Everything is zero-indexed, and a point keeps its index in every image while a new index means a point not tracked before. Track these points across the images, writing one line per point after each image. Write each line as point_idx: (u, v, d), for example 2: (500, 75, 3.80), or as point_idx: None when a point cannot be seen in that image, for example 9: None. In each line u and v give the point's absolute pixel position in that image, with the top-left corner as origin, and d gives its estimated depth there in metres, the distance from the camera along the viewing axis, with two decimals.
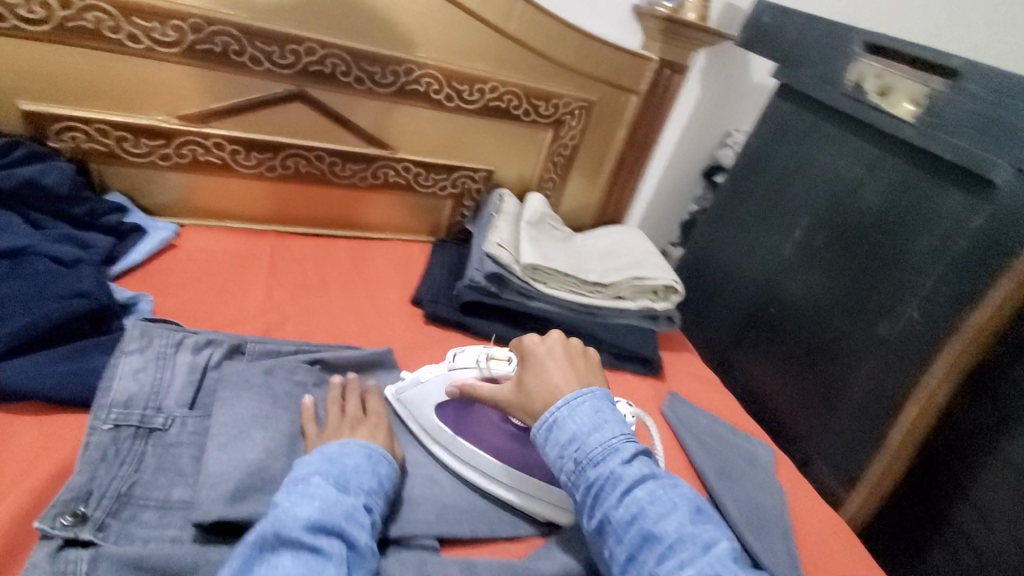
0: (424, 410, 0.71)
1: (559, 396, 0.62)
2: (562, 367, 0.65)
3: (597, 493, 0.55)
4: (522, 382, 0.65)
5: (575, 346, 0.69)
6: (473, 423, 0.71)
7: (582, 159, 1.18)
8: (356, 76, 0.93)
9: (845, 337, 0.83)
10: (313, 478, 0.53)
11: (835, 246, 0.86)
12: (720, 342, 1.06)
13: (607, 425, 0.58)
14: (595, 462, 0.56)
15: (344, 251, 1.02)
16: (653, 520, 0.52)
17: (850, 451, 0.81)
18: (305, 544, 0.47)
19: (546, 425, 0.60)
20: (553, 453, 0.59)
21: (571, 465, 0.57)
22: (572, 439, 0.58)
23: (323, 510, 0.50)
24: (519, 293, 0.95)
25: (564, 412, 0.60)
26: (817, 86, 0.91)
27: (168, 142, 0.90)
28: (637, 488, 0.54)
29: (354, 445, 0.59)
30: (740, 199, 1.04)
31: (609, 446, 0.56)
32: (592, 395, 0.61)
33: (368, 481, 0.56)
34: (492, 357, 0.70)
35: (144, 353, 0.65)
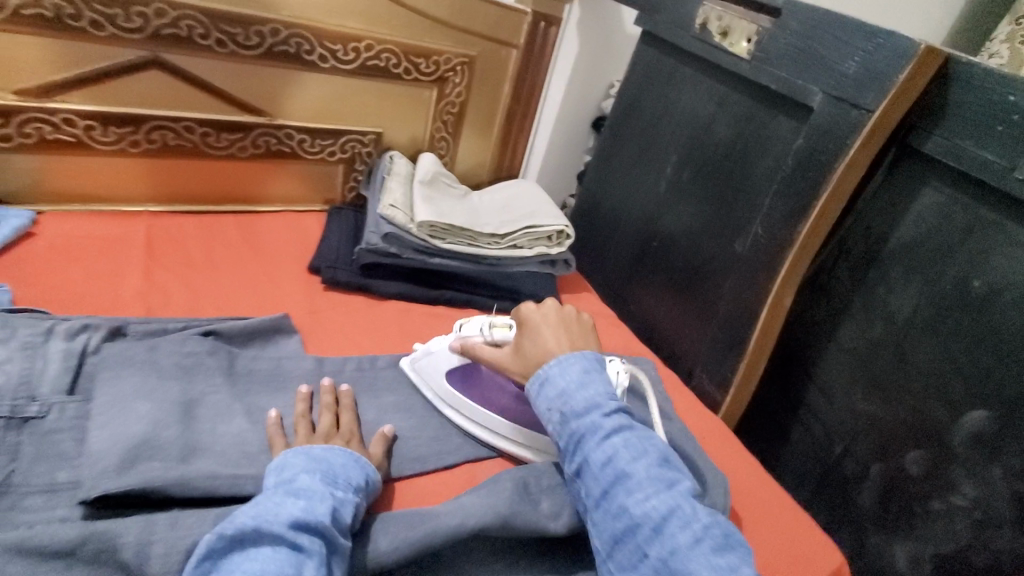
0: (436, 380, 0.76)
1: (550, 358, 0.67)
2: (557, 334, 0.70)
3: (579, 440, 0.60)
4: (520, 345, 0.71)
5: (569, 313, 0.73)
6: (482, 383, 0.76)
7: (472, 117, 1.20)
8: (216, 39, 0.88)
9: (710, 258, 0.93)
10: (300, 474, 0.55)
11: (698, 178, 0.95)
12: (615, 279, 1.14)
13: (592, 385, 0.63)
14: (578, 415, 0.61)
15: (230, 226, 0.99)
16: (622, 466, 0.57)
17: (722, 359, 0.92)
18: (284, 541, 0.47)
19: (539, 381, 0.65)
20: (543, 406, 0.64)
21: (556, 415, 0.62)
22: (561, 394, 0.63)
23: (307, 506, 0.50)
24: (417, 251, 0.97)
25: (553, 370, 0.65)
26: (671, 31, 0.98)
27: (6, 121, 0.81)
28: (613, 436, 0.59)
29: (341, 449, 0.61)
30: (621, 144, 1.11)
31: (591, 402, 0.61)
32: (580, 357, 0.66)
33: (356, 481, 0.57)
34: (494, 324, 0.76)
35: (7, 344, 0.61)
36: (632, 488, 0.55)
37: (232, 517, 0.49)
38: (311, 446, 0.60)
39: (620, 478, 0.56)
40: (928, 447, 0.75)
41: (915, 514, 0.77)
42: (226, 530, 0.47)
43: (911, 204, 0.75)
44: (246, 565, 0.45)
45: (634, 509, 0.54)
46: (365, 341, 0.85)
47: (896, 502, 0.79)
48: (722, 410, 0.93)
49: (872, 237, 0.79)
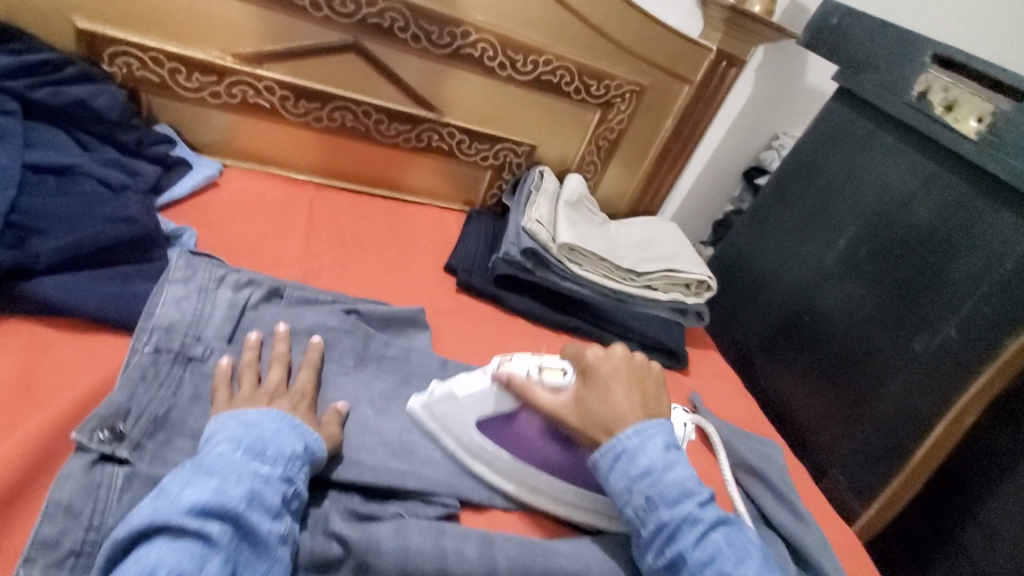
0: (464, 428, 0.62)
1: (623, 425, 0.58)
2: (628, 391, 0.61)
3: (671, 532, 0.51)
4: (585, 399, 0.61)
5: (638, 363, 0.65)
6: (518, 438, 0.63)
7: (626, 146, 1.17)
8: (413, 34, 0.92)
9: (878, 351, 0.83)
10: (220, 444, 0.49)
11: (879, 260, 0.85)
12: (748, 345, 1.05)
13: (678, 465, 0.56)
14: (669, 503, 0.53)
15: (380, 211, 1.02)
16: (726, 567, 0.49)
17: (869, 465, 0.82)
18: (187, 531, 0.42)
19: (613, 454, 0.56)
20: (619, 485, 0.55)
21: (640, 499, 0.54)
22: (644, 473, 0.54)
23: (216, 488, 0.45)
24: (552, 272, 0.95)
25: (632, 442, 0.56)
26: (878, 94, 0.89)
27: (219, 80, 0.89)
28: (711, 529, 0.52)
29: (280, 415, 0.54)
30: (785, 204, 1.03)
31: (684, 486, 0.54)
32: (662, 428, 0.58)
33: (287, 451, 0.51)
34: (545, 367, 0.63)
35: (187, 284, 0.65)
36: None
37: (134, 511, 0.43)
38: (248, 408, 0.54)
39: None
40: None
41: None
42: (123, 528, 0.42)
43: None
44: (139, 563, 0.40)
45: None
46: (488, 353, 0.83)
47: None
48: (861, 523, 0.82)
49: None
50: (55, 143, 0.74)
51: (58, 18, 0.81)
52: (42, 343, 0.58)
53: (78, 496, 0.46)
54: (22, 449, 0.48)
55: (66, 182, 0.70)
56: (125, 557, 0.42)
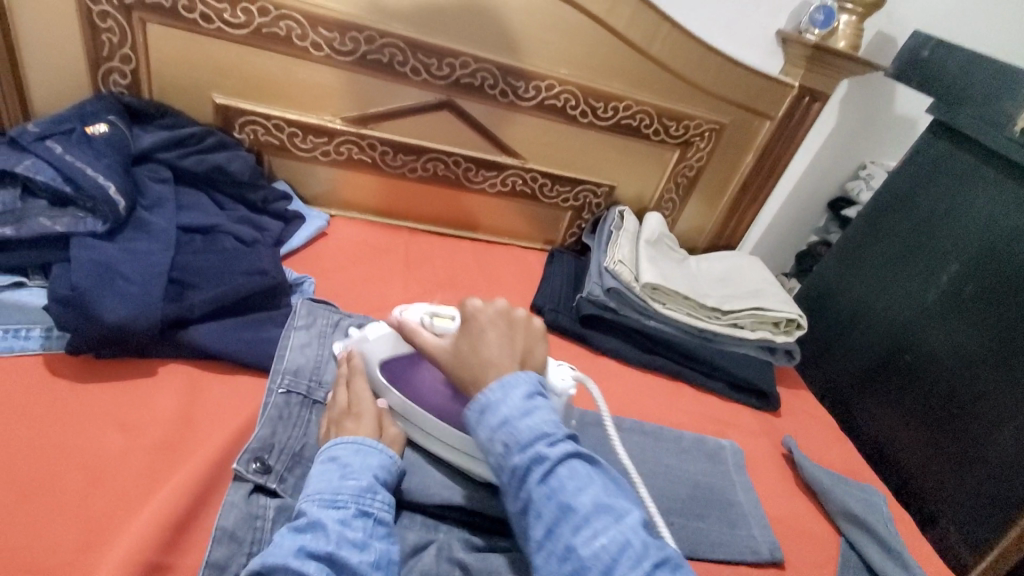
0: (371, 370, 0.66)
1: (493, 379, 0.55)
2: (502, 340, 0.58)
3: (523, 474, 0.49)
4: (458, 345, 0.59)
5: (522, 318, 0.61)
6: (417, 378, 0.66)
7: (705, 182, 1.17)
8: (501, 89, 0.99)
9: (992, 394, 0.78)
10: (303, 496, 0.53)
11: (989, 298, 0.81)
12: (840, 383, 1.01)
13: (538, 411, 0.52)
14: (522, 447, 0.50)
15: (468, 252, 1.08)
16: (575, 499, 0.47)
17: (983, 516, 0.77)
18: (290, 574, 0.45)
19: (477, 409, 0.53)
20: (483, 439, 0.52)
21: (500, 447, 0.51)
22: (503, 423, 0.51)
23: (306, 536, 0.48)
24: (636, 311, 0.97)
25: (495, 392, 0.53)
26: (980, 127, 0.86)
27: (330, 140, 0.99)
28: (561, 467, 0.49)
29: (348, 442, 0.58)
30: (879, 237, 0.99)
31: (540, 427, 0.51)
32: (525, 377, 0.55)
33: (361, 482, 0.53)
34: (436, 315, 0.65)
35: (309, 330, 0.73)
36: (580, 526, 0.46)
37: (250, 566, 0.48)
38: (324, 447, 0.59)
39: (565, 515, 0.47)
40: None
41: None
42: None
43: None
44: None
45: (582, 551, 0.45)
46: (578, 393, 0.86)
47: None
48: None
49: None
50: (198, 204, 0.84)
51: (200, 94, 0.93)
52: (198, 384, 0.67)
53: (240, 525, 0.53)
54: (190, 481, 0.55)
55: (210, 239, 0.80)
56: None
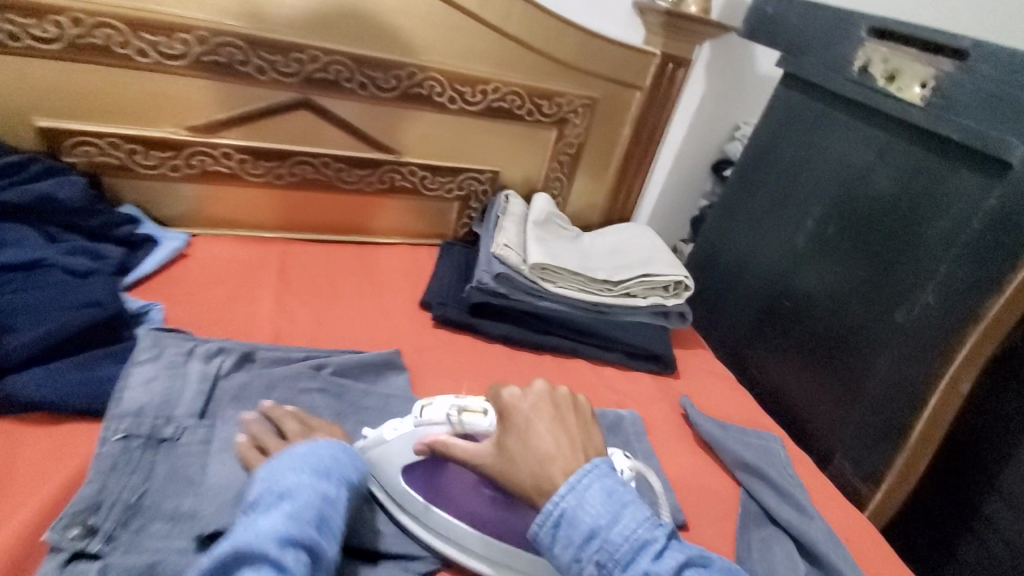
0: (389, 477, 0.60)
1: (559, 476, 0.53)
2: (554, 429, 0.56)
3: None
4: (503, 444, 0.56)
5: (563, 397, 0.60)
6: (448, 484, 0.60)
7: (588, 157, 1.18)
8: (359, 82, 0.94)
9: (861, 327, 0.80)
10: (281, 475, 0.51)
11: (849, 235, 0.84)
12: (736, 337, 1.03)
13: (626, 513, 0.50)
14: (623, 564, 0.48)
15: (351, 257, 1.03)
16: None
17: (871, 446, 0.78)
18: (271, 557, 0.43)
19: (554, 522, 0.50)
20: (567, 556, 0.49)
21: (591, 568, 0.48)
22: (590, 535, 0.49)
23: (290, 513, 0.46)
24: (528, 293, 0.94)
25: (575, 504, 0.50)
26: (822, 74, 0.90)
27: (177, 153, 0.91)
28: None
29: (330, 443, 0.56)
30: (751, 191, 1.02)
31: (636, 537, 0.49)
32: (601, 473, 0.53)
33: (344, 478, 0.53)
34: (465, 410, 0.61)
35: (155, 363, 0.66)
36: None
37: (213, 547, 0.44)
38: (294, 442, 0.56)
39: None
40: None
41: None
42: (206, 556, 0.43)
43: None
44: None
45: None
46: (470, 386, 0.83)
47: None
48: (870, 508, 0.79)
49: None
50: (21, 239, 0.75)
51: (13, 118, 0.83)
52: (15, 440, 0.59)
53: None
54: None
55: (33, 275, 0.72)
56: None
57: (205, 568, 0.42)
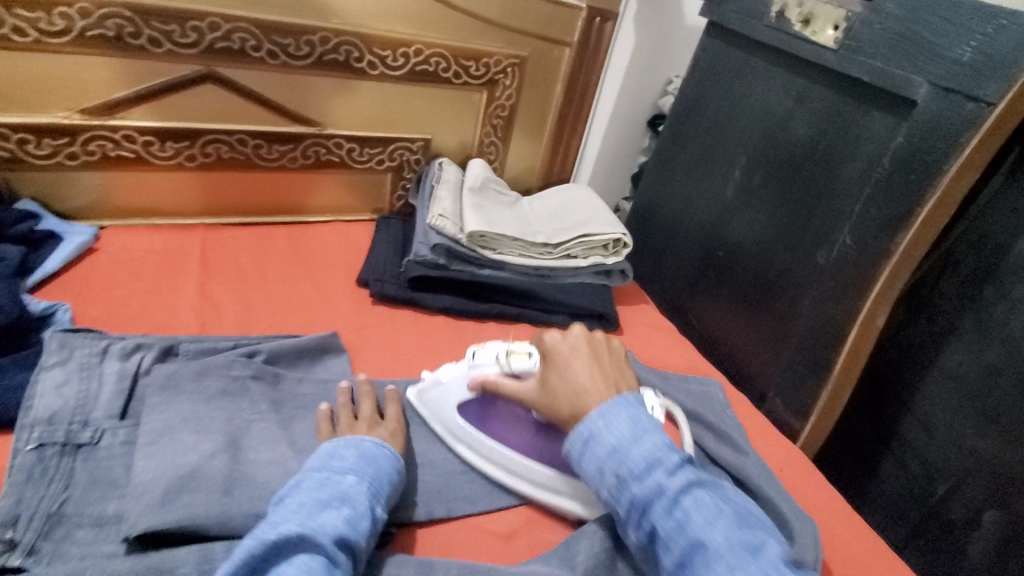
0: (447, 413, 0.69)
1: (594, 405, 0.59)
2: (589, 366, 0.63)
3: (642, 506, 0.52)
4: (546, 382, 0.64)
5: (600, 343, 0.66)
6: (497, 417, 0.71)
7: (522, 119, 1.15)
8: (268, 50, 0.88)
9: (787, 271, 0.83)
10: (346, 476, 0.54)
11: (772, 183, 0.86)
12: (675, 289, 1.06)
13: (646, 437, 0.54)
14: (638, 476, 0.53)
15: (282, 238, 0.99)
16: (697, 532, 0.49)
17: (800, 382, 0.83)
18: (327, 550, 0.47)
19: (582, 438, 0.56)
20: (591, 467, 0.55)
21: (611, 478, 0.54)
22: (612, 451, 0.54)
23: (348, 519, 0.50)
24: (468, 263, 0.93)
25: (599, 422, 0.56)
26: (741, 21, 0.90)
27: (73, 140, 0.84)
28: (685, 498, 0.51)
29: (389, 451, 0.60)
30: (681, 144, 1.03)
31: (650, 456, 0.53)
32: (626, 401, 0.57)
33: (391, 496, 0.57)
34: (511, 353, 0.70)
35: (65, 366, 0.62)
36: (718, 562, 0.48)
37: (275, 522, 0.48)
38: (361, 437, 0.61)
39: (696, 550, 0.49)
40: None
41: None
42: (272, 532, 0.47)
43: None
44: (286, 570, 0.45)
45: None
46: (413, 360, 0.82)
47: (1019, 559, 0.66)
48: (801, 439, 0.83)
49: (989, 247, 0.67)
50: None
51: None
52: None
53: None
54: None
55: None
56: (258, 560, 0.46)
57: (268, 540, 0.46)
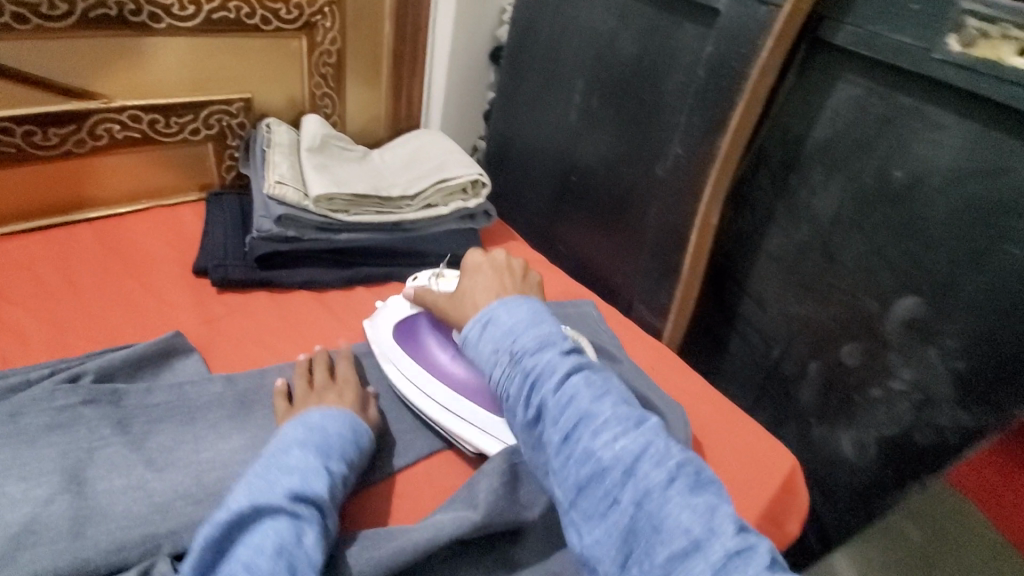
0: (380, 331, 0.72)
1: (495, 300, 0.57)
2: (491, 281, 0.62)
3: (534, 382, 0.48)
4: (455, 294, 0.65)
5: (514, 264, 0.65)
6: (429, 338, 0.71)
7: (354, 64, 1.06)
8: (11, 12, 0.73)
9: (633, 187, 0.88)
10: (292, 449, 0.52)
11: (608, 104, 0.89)
12: (540, 219, 1.08)
13: (545, 324, 0.52)
14: (531, 353, 0.50)
15: (92, 238, 0.84)
16: (584, 408, 0.46)
17: (655, 287, 0.90)
18: (284, 510, 0.46)
19: (482, 322, 0.54)
20: (488, 348, 0.52)
21: (505, 357, 0.51)
22: (507, 332, 0.52)
23: (301, 480, 0.49)
24: (321, 230, 0.86)
25: (501, 308, 0.54)
26: None
27: None
28: (574, 374, 0.48)
29: (338, 414, 0.58)
30: (522, 74, 1.02)
31: (546, 339, 0.50)
32: (530, 298, 0.56)
33: (346, 455, 0.55)
34: (440, 278, 0.75)
35: None
36: (599, 429, 0.45)
37: (225, 502, 0.46)
38: (309, 409, 0.59)
39: (583, 422, 0.45)
40: (862, 337, 0.73)
41: (857, 403, 0.75)
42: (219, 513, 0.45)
43: (827, 100, 0.70)
44: (251, 540, 0.44)
45: (601, 454, 0.44)
46: (277, 344, 0.75)
47: (836, 396, 0.78)
48: (665, 336, 0.92)
49: (790, 139, 0.74)
50: None
51: None
52: None
53: None
54: None
55: None
56: (220, 543, 0.44)
57: (218, 522, 0.44)
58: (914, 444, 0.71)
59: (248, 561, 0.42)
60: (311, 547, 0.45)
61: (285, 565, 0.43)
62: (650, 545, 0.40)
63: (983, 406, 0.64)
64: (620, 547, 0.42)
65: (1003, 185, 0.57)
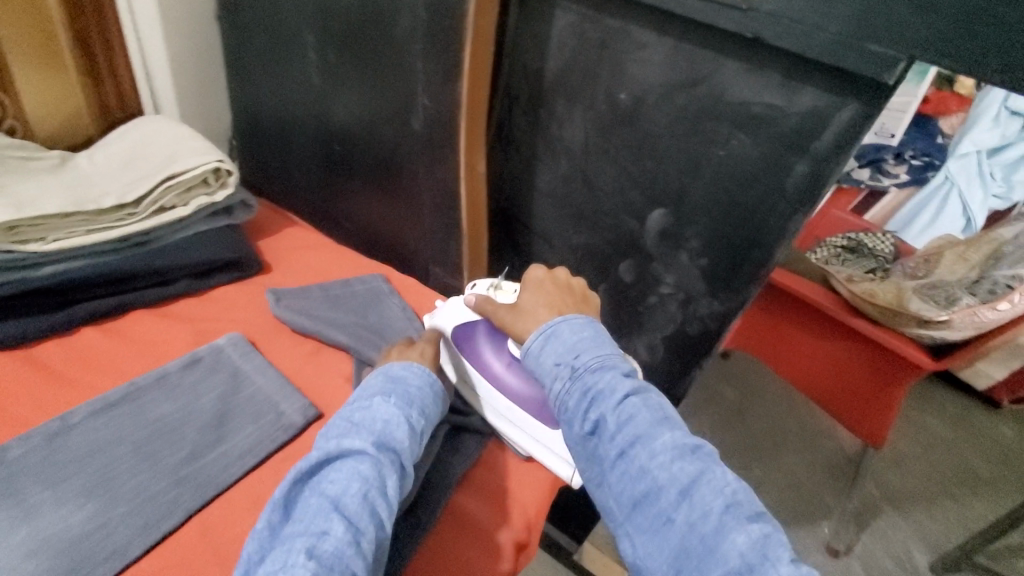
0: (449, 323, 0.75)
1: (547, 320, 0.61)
2: (548, 299, 0.65)
3: (593, 398, 0.52)
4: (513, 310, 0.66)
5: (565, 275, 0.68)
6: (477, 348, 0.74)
7: (9, 44, 0.80)
8: None
9: (396, 147, 0.82)
10: (374, 399, 0.57)
11: (346, 59, 0.80)
12: (316, 197, 0.98)
13: (605, 344, 0.57)
14: (592, 369, 0.54)
15: None
16: (643, 429, 0.50)
17: (443, 246, 0.87)
18: (366, 455, 0.50)
19: (543, 334, 0.58)
20: (549, 361, 0.57)
21: (564, 372, 0.55)
22: (569, 347, 0.56)
23: (384, 430, 0.53)
24: (8, 267, 0.66)
25: (564, 325, 0.58)
26: None
27: None
28: (631, 397, 0.52)
29: (419, 370, 0.62)
30: (247, 34, 0.88)
31: (606, 359, 0.55)
32: (589, 314, 0.60)
33: (430, 405, 0.60)
34: (497, 287, 0.73)
35: None
36: (657, 451, 0.49)
37: (315, 453, 0.51)
38: (392, 363, 0.64)
39: (641, 441, 0.49)
40: (631, 254, 0.77)
41: (641, 312, 0.82)
42: (307, 461, 0.50)
43: (550, 29, 0.69)
44: (328, 482, 0.48)
45: (658, 473, 0.48)
46: None
47: (625, 311, 0.83)
48: None
49: (529, 74, 0.73)
50: None
51: None
52: None
53: None
54: None
55: None
56: (300, 487, 0.49)
57: (311, 462, 0.50)
58: (688, 337, 0.79)
59: (335, 499, 0.47)
60: (390, 496, 0.49)
61: (363, 508, 0.47)
62: (705, 565, 0.43)
63: (726, 291, 0.71)
64: (672, 562, 0.45)
65: (701, 91, 0.62)
